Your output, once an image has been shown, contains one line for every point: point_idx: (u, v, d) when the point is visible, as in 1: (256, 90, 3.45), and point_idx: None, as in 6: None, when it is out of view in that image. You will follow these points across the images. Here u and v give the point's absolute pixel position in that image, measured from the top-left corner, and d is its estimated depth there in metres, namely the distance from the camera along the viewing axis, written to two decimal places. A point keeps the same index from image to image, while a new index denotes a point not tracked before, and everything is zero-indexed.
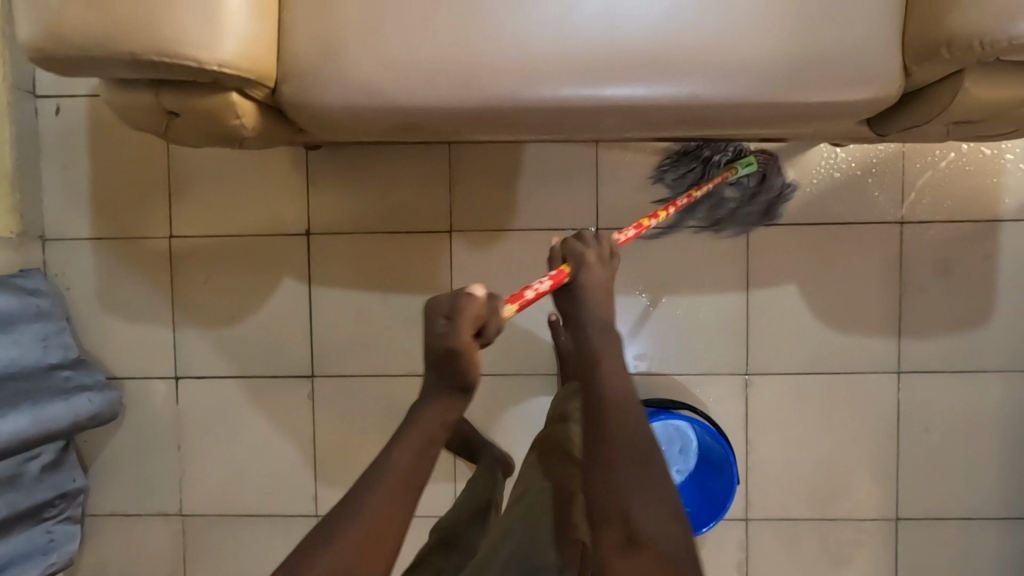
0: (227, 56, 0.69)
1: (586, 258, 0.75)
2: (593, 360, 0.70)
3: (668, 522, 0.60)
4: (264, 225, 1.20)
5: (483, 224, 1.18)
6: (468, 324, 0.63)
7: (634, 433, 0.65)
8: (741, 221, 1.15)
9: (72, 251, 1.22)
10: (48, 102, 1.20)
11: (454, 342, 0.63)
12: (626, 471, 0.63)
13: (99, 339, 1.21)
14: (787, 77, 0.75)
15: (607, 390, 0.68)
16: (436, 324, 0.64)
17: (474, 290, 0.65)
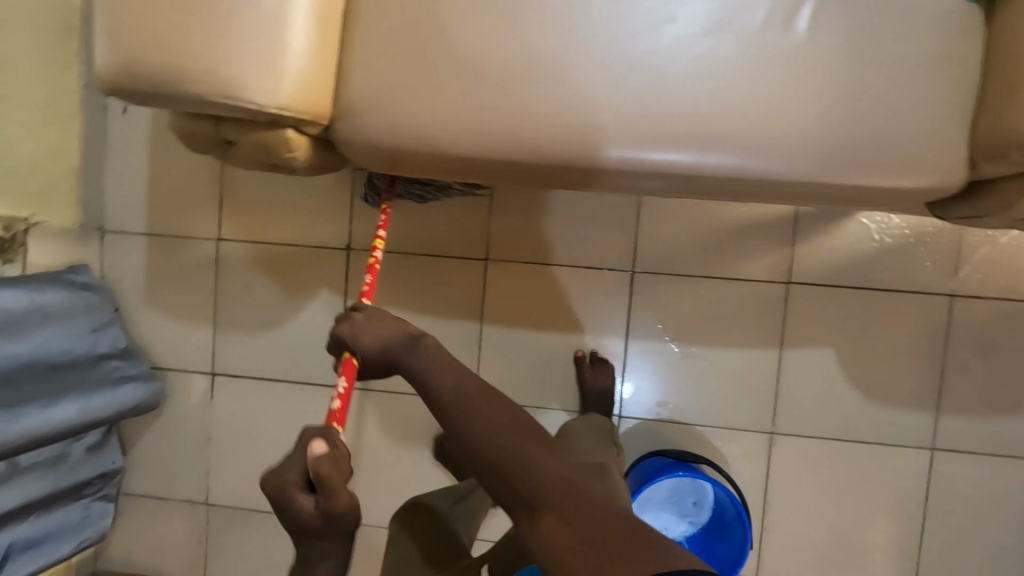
0: (288, 98, 0.72)
1: (354, 320, 0.76)
2: (416, 377, 0.70)
3: (542, 470, 0.60)
4: (306, 236, 1.23)
5: (518, 256, 1.17)
6: (330, 489, 0.66)
7: (486, 408, 0.65)
8: (781, 277, 1.12)
9: (126, 244, 1.27)
10: (115, 101, 1.26)
11: (322, 506, 0.66)
12: (496, 445, 0.62)
13: (144, 330, 1.27)
14: (843, 158, 0.73)
15: (448, 390, 0.67)
16: (299, 496, 0.67)
17: (312, 452, 0.66)
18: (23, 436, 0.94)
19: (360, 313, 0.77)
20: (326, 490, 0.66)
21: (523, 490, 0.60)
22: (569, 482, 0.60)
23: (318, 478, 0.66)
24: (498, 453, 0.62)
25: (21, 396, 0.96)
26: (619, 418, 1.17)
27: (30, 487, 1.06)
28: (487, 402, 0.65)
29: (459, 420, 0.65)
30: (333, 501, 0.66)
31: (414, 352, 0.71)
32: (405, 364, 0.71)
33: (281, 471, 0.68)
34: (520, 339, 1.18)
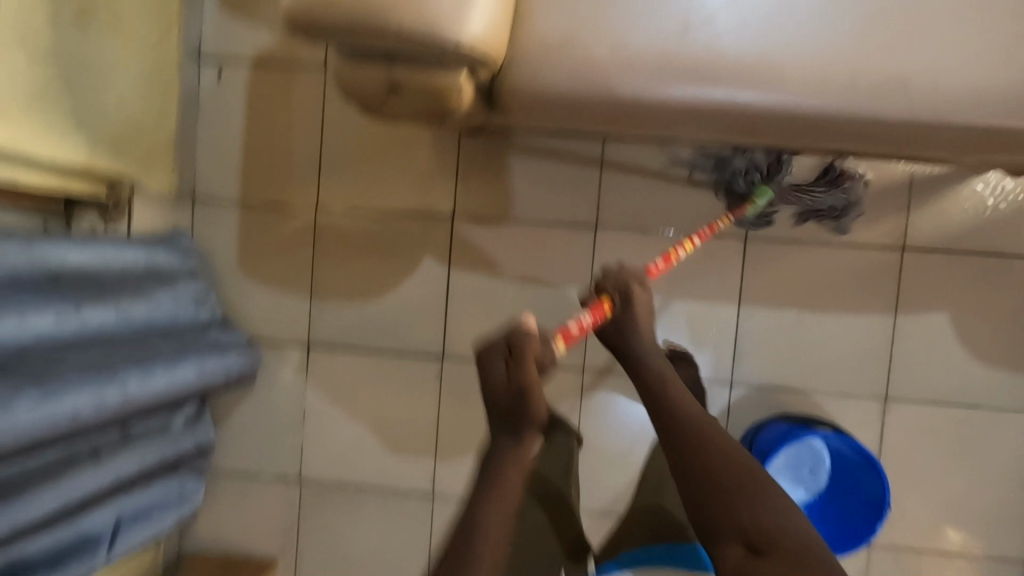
0: (479, 39, 0.72)
1: (625, 288, 0.83)
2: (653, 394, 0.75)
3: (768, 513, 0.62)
4: (410, 205, 1.21)
5: (630, 223, 1.17)
6: (528, 361, 0.67)
7: (726, 444, 0.68)
8: (897, 243, 1.12)
9: (218, 213, 1.23)
10: (209, 65, 1.22)
11: (511, 381, 0.67)
12: (733, 477, 0.65)
13: (238, 300, 1.24)
14: (1004, 108, 0.76)
15: (690, 411, 0.72)
16: (497, 363, 0.68)
17: (528, 323, 0.70)
18: (150, 398, 0.92)
19: (633, 289, 0.83)
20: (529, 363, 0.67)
21: (748, 523, 0.62)
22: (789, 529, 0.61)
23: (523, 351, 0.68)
24: (733, 483, 0.65)
25: (145, 358, 0.92)
26: (731, 385, 1.17)
27: (139, 460, 1.01)
28: (734, 448, 0.68)
29: (697, 440, 0.68)
30: (522, 375, 0.67)
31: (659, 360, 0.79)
32: (642, 363, 0.79)
33: (485, 342, 0.71)
34: None
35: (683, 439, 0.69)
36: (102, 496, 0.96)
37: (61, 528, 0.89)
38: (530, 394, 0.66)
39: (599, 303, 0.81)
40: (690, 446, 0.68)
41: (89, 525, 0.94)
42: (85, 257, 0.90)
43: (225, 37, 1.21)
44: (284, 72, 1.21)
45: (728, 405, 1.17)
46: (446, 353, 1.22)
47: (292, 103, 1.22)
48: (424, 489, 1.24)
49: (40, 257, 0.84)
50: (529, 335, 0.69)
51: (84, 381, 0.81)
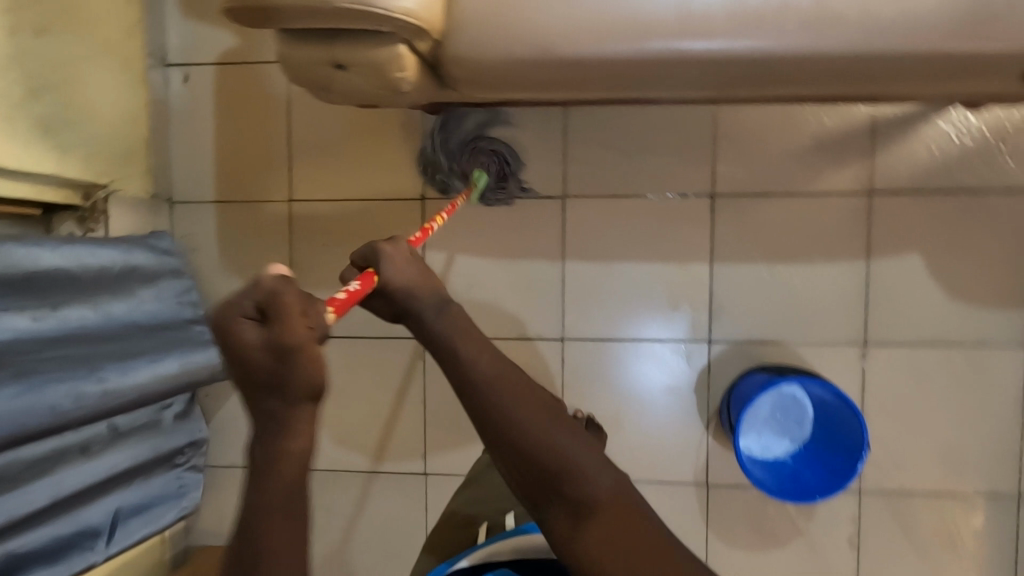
0: (414, 8, 0.73)
1: (372, 245, 0.75)
2: (443, 349, 0.69)
3: (590, 482, 0.62)
4: (381, 190, 1.24)
5: (595, 191, 1.18)
6: (291, 317, 0.51)
7: (528, 414, 0.64)
8: (863, 188, 1.12)
9: (197, 214, 1.27)
10: (176, 70, 1.25)
11: (276, 345, 0.51)
12: (544, 449, 0.63)
13: (222, 297, 1.27)
14: (945, 31, 0.75)
15: (479, 368, 0.67)
16: (245, 323, 0.51)
17: (276, 272, 0.55)
18: (139, 390, 0.95)
19: (396, 242, 0.76)
20: (281, 318, 0.51)
21: (570, 494, 0.62)
22: (611, 493, 0.62)
23: (274, 305, 0.51)
24: (546, 455, 0.62)
25: (128, 352, 0.96)
26: (709, 343, 1.18)
27: (131, 453, 1.05)
28: (533, 400, 0.66)
29: (499, 411, 0.64)
30: (287, 333, 0.51)
31: (438, 314, 0.71)
32: (432, 326, 0.71)
33: (224, 300, 0.52)
34: (603, 273, 1.19)
35: (493, 415, 0.65)
36: (97, 489, 0.99)
37: (57, 521, 0.92)
38: (299, 357, 0.51)
39: (368, 272, 0.72)
40: (499, 421, 0.64)
41: (87, 518, 0.97)
42: (60, 258, 0.92)
43: (190, 42, 1.25)
44: (249, 71, 1.25)
45: (708, 363, 1.18)
46: None
47: (259, 100, 1.25)
48: (416, 469, 1.26)
49: (15, 258, 0.85)
50: (283, 282, 0.53)
51: (61, 377, 0.83)
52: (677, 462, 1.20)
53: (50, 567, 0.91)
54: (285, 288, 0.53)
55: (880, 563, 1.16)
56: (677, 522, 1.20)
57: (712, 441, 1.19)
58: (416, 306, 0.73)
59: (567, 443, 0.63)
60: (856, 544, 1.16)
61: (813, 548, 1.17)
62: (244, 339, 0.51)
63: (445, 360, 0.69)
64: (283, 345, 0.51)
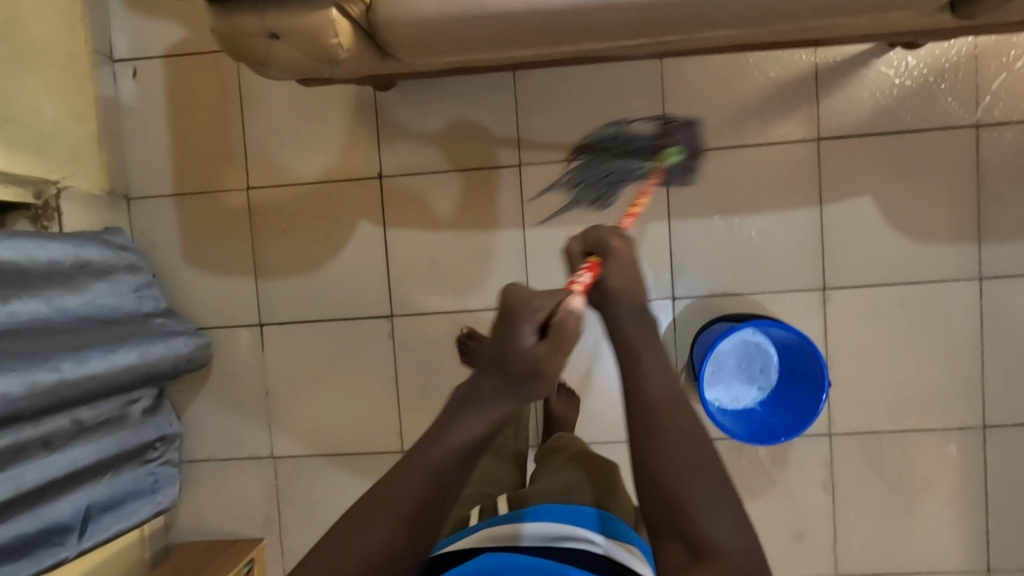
0: None
1: (606, 241, 0.75)
2: (625, 353, 0.67)
3: (735, 529, 0.55)
4: (339, 172, 1.23)
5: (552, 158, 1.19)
6: (561, 334, 0.61)
7: (688, 448, 0.59)
8: (811, 134, 1.14)
9: (155, 209, 1.26)
10: (125, 66, 1.25)
11: (525, 356, 0.60)
12: (674, 486, 0.57)
13: (187, 290, 1.27)
14: None
15: (651, 389, 0.63)
16: (525, 325, 0.61)
17: (571, 299, 0.63)
18: (93, 379, 0.94)
19: (620, 239, 0.75)
20: (534, 331, 0.61)
21: (691, 524, 0.56)
22: (744, 548, 0.55)
23: (565, 326, 0.61)
24: (672, 483, 0.57)
25: (81, 343, 0.95)
26: (674, 299, 1.19)
27: (97, 447, 1.04)
28: (700, 438, 0.60)
29: (653, 434, 0.60)
30: (558, 357, 0.61)
31: (630, 315, 0.69)
32: (620, 329, 0.69)
33: (520, 295, 0.63)
34: (563, 238, 1.20)
35: (640, 427, 0.61)
36: (63, 485, 0.98)
37: (24, 517, 0.91)
38: (546, 374, 0.61)
39: (594, 262, 0.73)
40: (647, 440, 0.60)
41: (55, 514, 0.97)
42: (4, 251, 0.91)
43: (137, 37, 1.24)
44: (198, 62, 1.24)
45: (674, 319, 1.19)
46: (395, 310, 1.24)
47: (210, 89, 1.25)
48: (393, 448, 1.26)
49: None
50: (576, 309, 0.62)
51: (14, 366, 0.82)
52: None
53: (19, 562, 0.90)
54: (535, 295, 0.62)
55: (855, 504, 1.18)
56: None
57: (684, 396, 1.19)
58: (609, 310, 0.71)
59: (698, 482, 0.57)
60: (831, 487, 1.17)
61: (789, 495, 1.18)
62: (515, 341, 0.61)
63: (624, 367, 0.65)
64: (508, 353, 0.61)
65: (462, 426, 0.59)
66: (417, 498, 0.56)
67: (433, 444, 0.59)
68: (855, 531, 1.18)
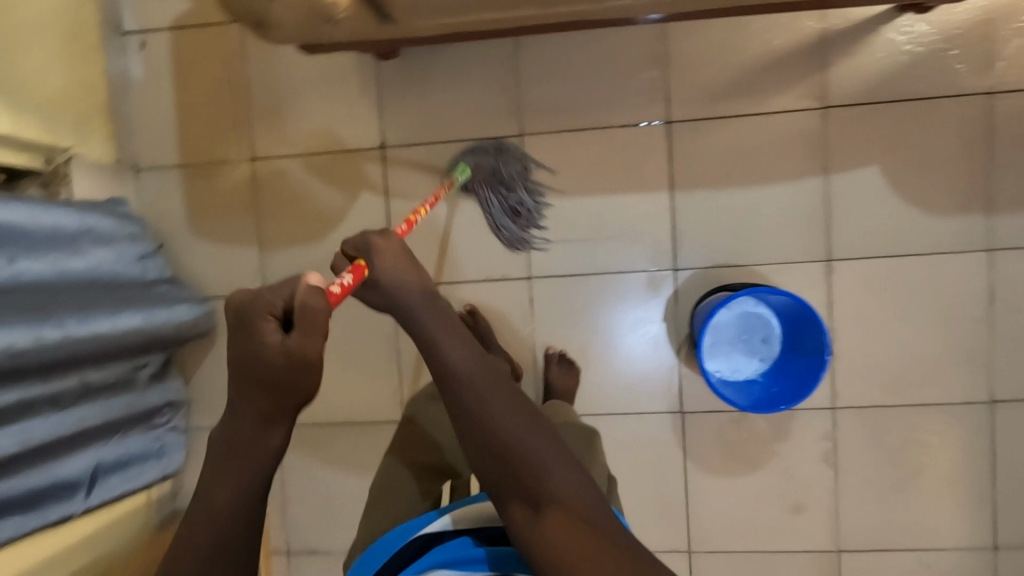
0: None
1: (371, 240, 0.75)
2: (426, 340, 0.72)
3: (574, 478, 0.67)
4: (341, 142, 1.24)
5: (553, 127, 1.19)
6: (310, 323, 0.59)
7: (513, 424, 0.68)
8: (817, 102, 1.12)
9: (162, 179, 1.28)
10: (132, 38, 1.26)
11: (280, 353, 0.59)
12: (510, 459, 0.67)
13: (192, 260, 1.28)
14: None
15: (457, 366, 0.69)
16: (270, 328, 0.59)
17: (308, 281, 0.62)
18: (99, 339, 0.96)
19: (390, 234, 0.77)
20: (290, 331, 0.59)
21: (535, 487, 0.66)
22: (580, 495, 0.66)
23: (306, 313, 0.59)
24: (508, 455, 0.66)
25: (88, 303, 0.97)
26: (675, 271, 1.18)
27: (105, 410, 1.07)
28: (516, 401, 0.70)
29: (478, 416, 0.68)
30: (310, 346, 0.59)
31: (423, 306, 0.73)
32: (419, 321, 0.73)
33: (249, 297, 0.61)
34: (564, 208, 1.20)
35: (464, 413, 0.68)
36: (72, 444, 1.01)
37: (35, 472, 0.94)
38: (307, 366, 0.60)
39: (359, 264, 0.73)
40: (473, 424, 0.68)
41: (65, 472, 0.99)
42: (12, 211, 0.91)
43: (143, 8, 1.25)
44: (203, 33, 1.25)
45: (676, 292, 1.18)
46: None
47: (216, 61, 1.26)
48: (393, 417, 1.27)
49: None
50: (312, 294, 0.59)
51: (23, 320, 0.84)
52: (650, 393, 1.20)
53: (24, 517, 0.92)
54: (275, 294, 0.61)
55: (858, 478, 1.16)
56: (655, 451, 1.20)
57: (684, 368, 1.19)
58: (400, 299, 0.74)
59: (534, 443, 0.67)
60: (833, 461, 1.16)
61: (790, 469, 1.17)
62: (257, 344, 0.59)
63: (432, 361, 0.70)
64: (262, 355, 0.59)
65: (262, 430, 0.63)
66: (236, 502, 0.63)
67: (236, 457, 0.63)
68: (858, 506, 1.16)
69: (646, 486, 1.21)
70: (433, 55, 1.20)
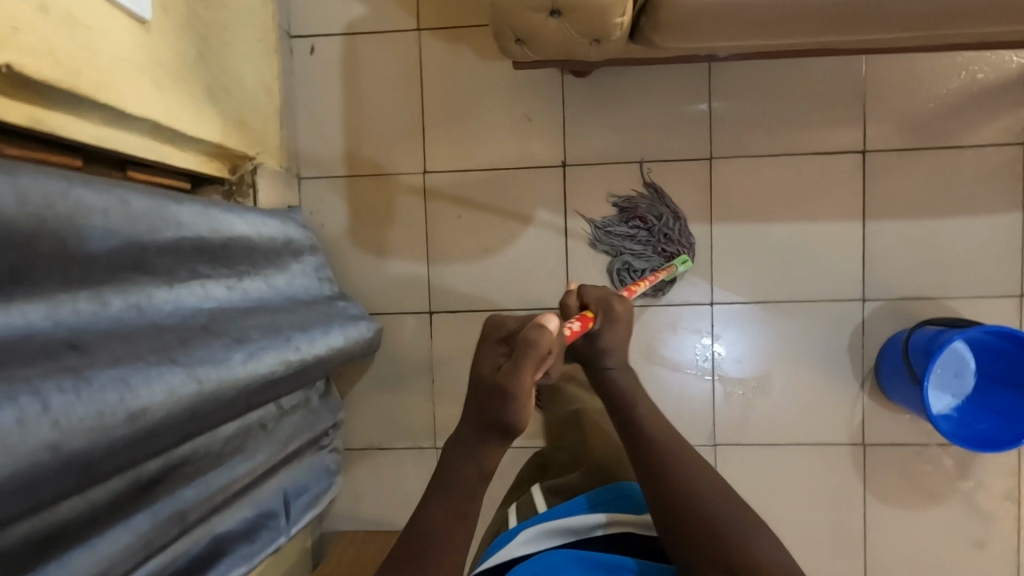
0: None
1: (610, 301, 0.79)
2: (621, 405, 0.78)
3: (784, 565, 0.60)
4: (520, 158, 1.20)
5: (747, 153, 1.17)
6: (530, 354, 0.55)
7: (703, 492, 0.67)
8: (1017, 137, 1.12)
9: (327, 190, 1.23)
10: (302, 42, 1.21)
11: (493, 375, 0.59)
12: (714, 520, 0.64)
13: (355, 274, 1.24)
14: None
15: (663, 438, 0.73)
16: (492, 351, 0.62)
17: (543, 319, 0.61)
18: (317, 361, 0.91)
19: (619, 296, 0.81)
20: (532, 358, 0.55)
21: (732, 555, 0.61)
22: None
23: (522, 343, 0.55)
24: (694, 505, 0.66)
25: (303, 323, 0.92)
26: (863, 302, 1.17)
27: (293, 432, 1.01)
28: (703, 468, 0.70)
29: (688, 489, 0.68)
30: (512, 379, 0.55)
31: (628, 381, 0.79)
32: (614, 381, 0.79)
33: (492, 319, 0.65)
34: (752, 234, 1.18)
35: (664, 465, 0.70)
36: (269, 470, 0.95)
37: (245, 501, 0.88)
38: (513, 399, 0.56)
39: (586, 314, 0.75)
40: (673, 479, 0.69)
41: (264, 500, 0.93)
42: (241, 224, 0.87)
43: (316, 12, 1.21)
44: (378, 40, 1.21)
45: (863, 322, 1.17)
46: None
47: (389, 68, 1.21)
48: None
49: (214, 221, 0.80)
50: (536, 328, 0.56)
51: (271, 343, 0.80)
52: (831, 423, 1.19)
53: (250, 547, 0.87)
54: (511, 320, 0.65)
55: None
56: (833, 483, 1.19)
57: (867, 401, 1.18)
58: (599, 360, 0.80)
59: (748, 520, 0.64)
60: (1017, 498, 1.16)
61: (972, 505, 1.17)
62: (483, 363, 0.61)
63: (629, 423, 0.76)
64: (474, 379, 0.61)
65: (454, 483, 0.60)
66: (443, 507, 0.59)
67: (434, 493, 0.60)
68: None
69: (823, 519, 1.19)
70: (624, 73, 1.18)
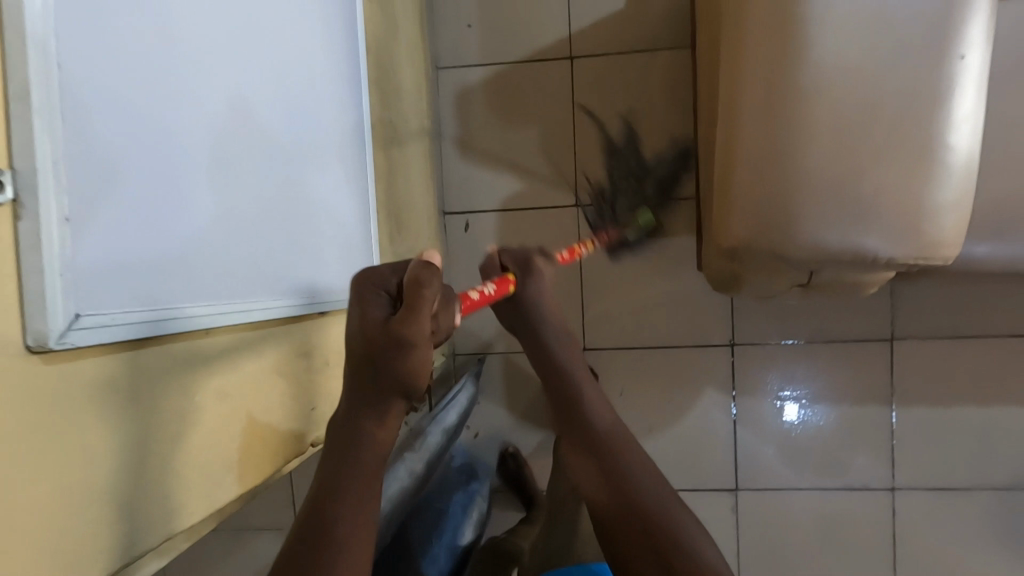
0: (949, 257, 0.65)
1: (531, 258, 0.71)
2: (570, 393, 0.71)
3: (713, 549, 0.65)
4: (684, 335, 1.16)
5: (934, 338, 1.10)
6: (375, 297, 0.51)
7: (650, 484, 0.67)
8: None
9: (481, 362, 1.21)
10: (458, 217, 1.20)
11: (376, 334, 0.50)
12: (647, 509, 0.66)
13: (513, 445, 1.21)
14: None
15: (607, 420, 0.70)
16: (371, 302, 0.51)
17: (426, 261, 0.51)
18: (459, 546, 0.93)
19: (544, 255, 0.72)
20: (380, 300, 0.51)
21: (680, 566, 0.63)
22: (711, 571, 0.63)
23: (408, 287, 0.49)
24: (648, 490, 0.67)
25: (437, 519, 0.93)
26: None
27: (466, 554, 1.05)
28: (639, 452, 0.69)
29: (626, 487, 0.67)
30: (413, 321, 0.49)
31: (559, 345, 0.72)
32: (545, 345, 0.73)
33: (374, 272, 0.53)
34: (939, 419, 1.11)
35: (602, 442, 0.69)
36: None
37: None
38: (397, 339, 0.49)
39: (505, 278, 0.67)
40: (610, 464, 0.68)
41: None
42: (439, 434, 0.94)
43: (472, 187, 1.20)
44: (534, 214, 1.18)
45: None
46: (740, 485, 1.17)
47: (545, 241, 1.18)
48: None
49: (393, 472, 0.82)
50: (428, 269, 0.50)
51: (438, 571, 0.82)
52: None
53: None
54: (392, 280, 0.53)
55: None
56: None
57: None
58: (540, 324, 0.72)
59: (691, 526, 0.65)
60: None
61: None
62: (370, 310, 0.51)
63: (569, 399, 0.71)
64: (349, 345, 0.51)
65: (347, 485, 0.51)
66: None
67: (349, 487, 0.50)
68: None
69: None
70: None
